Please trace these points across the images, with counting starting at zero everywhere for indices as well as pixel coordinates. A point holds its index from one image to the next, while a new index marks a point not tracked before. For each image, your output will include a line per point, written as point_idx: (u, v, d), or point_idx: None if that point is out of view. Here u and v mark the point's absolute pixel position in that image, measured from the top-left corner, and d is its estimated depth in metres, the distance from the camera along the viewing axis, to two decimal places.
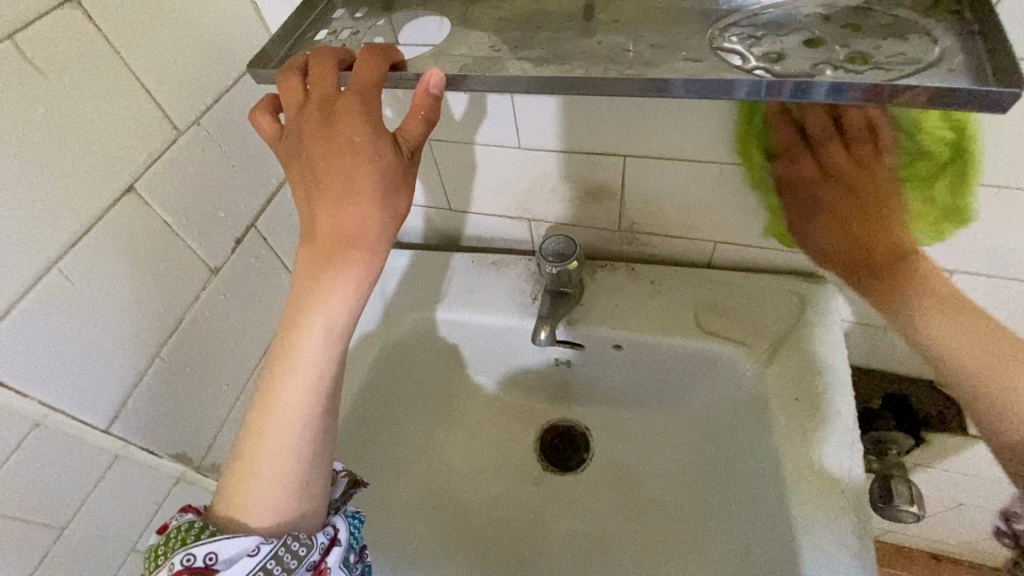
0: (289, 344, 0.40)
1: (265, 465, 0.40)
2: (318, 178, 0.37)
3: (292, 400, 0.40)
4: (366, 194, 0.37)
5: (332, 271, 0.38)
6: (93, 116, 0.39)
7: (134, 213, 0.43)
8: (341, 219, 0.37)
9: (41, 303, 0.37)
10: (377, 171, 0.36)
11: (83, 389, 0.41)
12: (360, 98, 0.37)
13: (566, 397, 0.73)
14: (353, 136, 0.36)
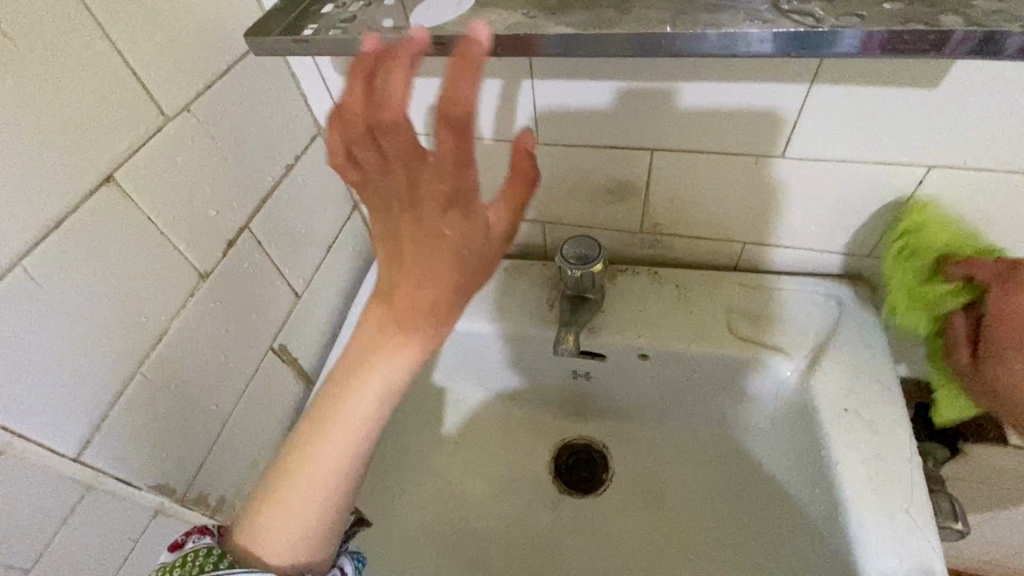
0: (342, 391, 0.35)
1: (292, 508, 0.35)
2: (396, 262, 0.31)
3: (332, 453, 0.35)
4: (448, 280, 0.31)
5: (397, 343, 0.33)
6: (68, 95, 0.34)
7: (115, 207, 0.37)
8: (417, 302, 0.32)
9: (3, 308, 0.32)
10: (467, 258, 0.30)
11: (54, 408, 0.35)
12: (454, 174, 0.27)
13: (583, 412, 0.68)
14: (445, 227, 0.29)
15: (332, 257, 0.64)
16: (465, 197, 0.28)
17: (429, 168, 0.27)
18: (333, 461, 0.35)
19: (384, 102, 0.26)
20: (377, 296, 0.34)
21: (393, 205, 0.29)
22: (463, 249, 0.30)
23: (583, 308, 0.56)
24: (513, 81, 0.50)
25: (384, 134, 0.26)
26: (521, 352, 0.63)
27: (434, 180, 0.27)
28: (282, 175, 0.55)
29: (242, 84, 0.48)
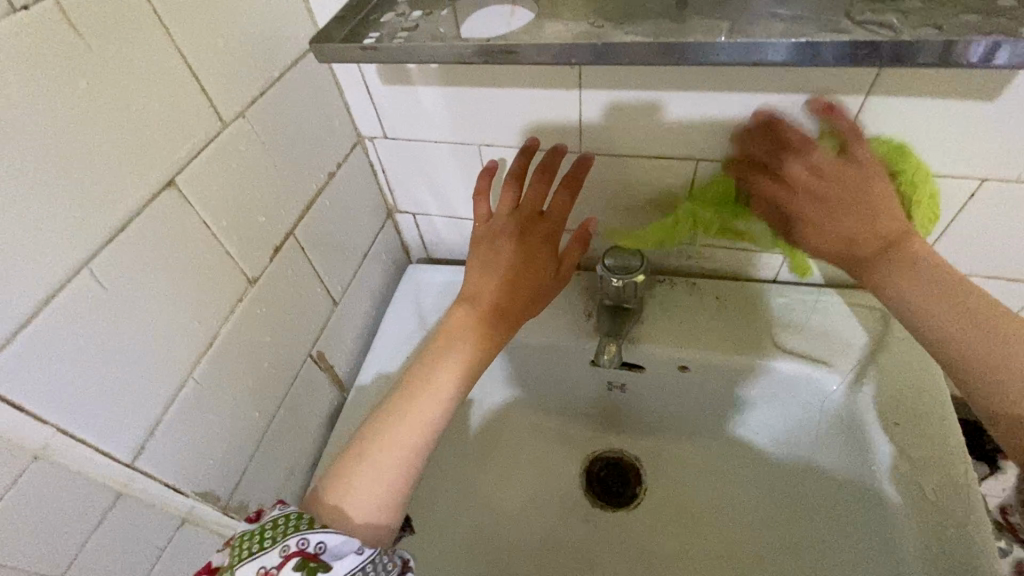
0: (429, 371, 0.47)
1: (377, 469, 0.43)
2: (497, 266, 0.51)
3: (407, 435, 0.44)
4: (526, 291, 0.50)
5: (476, 334, 0.48)
6: (137, 98, 0.34)
7: (175, 210, 0.37)
8: (497, 303, 0.50)
9: (72, 310, 0.31)
10: (541, 280, 0.51)
11: (110, 413, 0.35)
12: (555, 221, 0.51)
13: (615, 425, 0.68)
14: (538, 249, 0.51)
15: (368, 265, 0.64)
16: (553, 240, 0.52)
17: (537, 220, 0.51)
18: (409, 441, 0.44)
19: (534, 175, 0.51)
20: (465, 302, 0.50)
21: (510, 232, 0.51)
22: (541, 269, 0.51)
23: (624, 318, 0.56)
24: (559, 90, 0.50)
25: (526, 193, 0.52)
26: (555, 363, 0.63)
27: (542, 222, 0.51)
28: (324, 183, 0.55)
29: (291, 92, 0.48)
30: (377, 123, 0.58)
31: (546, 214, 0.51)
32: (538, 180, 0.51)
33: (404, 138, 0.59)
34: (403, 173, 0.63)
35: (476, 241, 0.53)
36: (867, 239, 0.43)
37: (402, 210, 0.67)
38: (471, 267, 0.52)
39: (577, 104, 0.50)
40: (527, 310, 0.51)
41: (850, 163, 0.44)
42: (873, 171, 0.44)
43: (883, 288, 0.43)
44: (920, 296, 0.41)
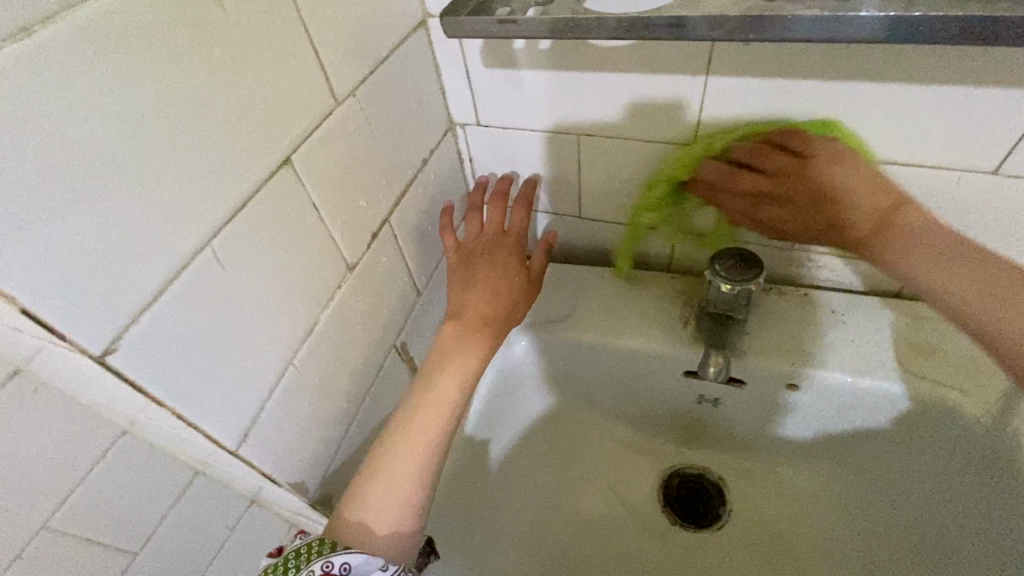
0: (428, 380, 0.47)
1: (393, 478, 0.42)
2: (476, 283, 0.53)
3: (415, 446, 0.44)
4: (507, 297, 0.53)
5: (471, 342, 0.50)
6: (261, 70, 0.32)
7: (290, 190, 0.36)
8: (484, 312, 0.51)
9: (193, 287, 0.30)
10: (519, 287, 0.54)
11: (219, 399, 0.33)
12: (519, 233, 0.56)
13: (698, 440, 0.64)
14: (511, 260, 0.55)
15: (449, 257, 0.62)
16: (521, 251, 0.56)
17: (503, 239, 0.55)
18: (420, 448, 0.44)
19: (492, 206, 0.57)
20: (450, 319, 0.52)
21: (483, 251, 0.54)
22: (517, 278, 0.54)
23: (731, 330, 0.51)
24: (684, 78, 0.45)
25: (489, 219, 0.57)
26: (642, 371, 0.59)
27: (508, 236, 0.56)
28: (418, 169, 0.53)
29: (396, 73, 0.46)
30: (470, 109, 0.55)
31: (511, 229, 0.56)
32: (497, 205, 0.57)
33: (498, 126, 0.56)
34: (491, 163, 0.60)
35: (450, 267, 0.55)
36: (860, 224, 0.40)
37: None
38: (451, 289, 0.54)
39: (635, 114, 0.49)
40: (512, 316, 0.53)
41: (820, 161, 0.42)
42: (847, 165, 0.41)
43: (886, 265, 0.40)
44: (970, 284, 0.36)
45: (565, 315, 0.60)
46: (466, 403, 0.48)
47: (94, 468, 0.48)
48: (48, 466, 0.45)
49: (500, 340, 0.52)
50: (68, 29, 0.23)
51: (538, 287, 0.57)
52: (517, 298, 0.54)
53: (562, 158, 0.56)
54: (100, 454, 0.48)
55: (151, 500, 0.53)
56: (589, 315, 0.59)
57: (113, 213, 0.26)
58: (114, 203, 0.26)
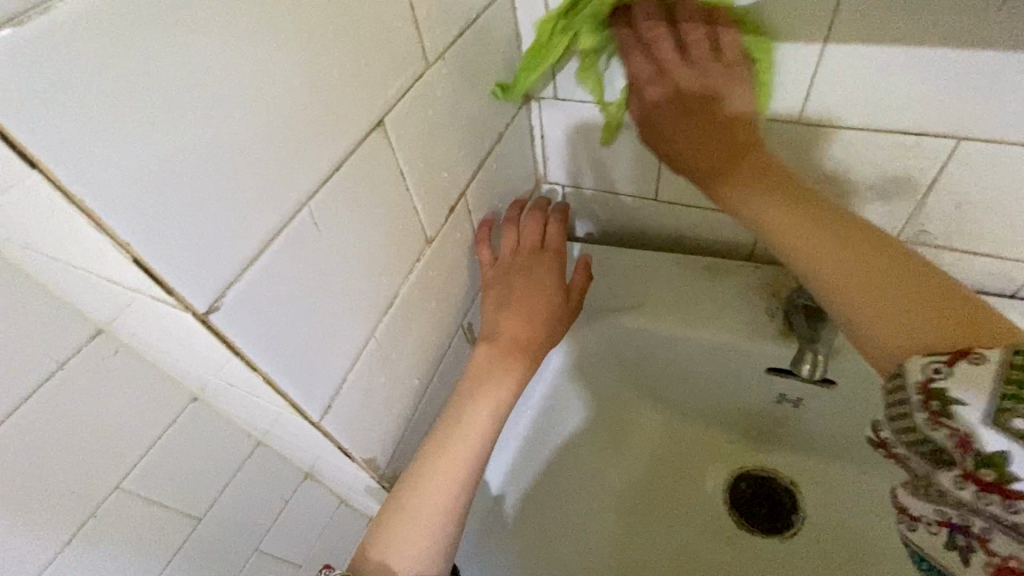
0: (461, 408, 0.43)
1: (416, 516, 0.39)
2: (513, 301, 0.48)
3: (441, 483, 0.40)
4: (543, 322, 0.48)
5: (505, 369, 0.45)
6: (361, 22, 0.30)
7: (381, 155, 0.34)
8: (519, 336, 0.47)
9: (290, 249, 0.28)
10: (557, 310, 0.50)
11: (305, 371, 0.32)
12: (559, 250, 0.52)
13: (772, 442, 0.60)
14: (549, 280, 0.50)
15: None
16: (560, 270, 0.51)
17: (542, 257, 0.51)
18: (446, 481, 0.40)
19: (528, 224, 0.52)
20: (484, 341, 0.47)
21: (520, 267, 0.50)
22: (555, 300, 0.50)
23: (827, 327, 0.47)
24: (799, 47, 0.41)
25: (527, 235, 0.52)
26: (717, 365, 0.56)
27: (548, 252, 0.51)
28: (494, 143, 0.50)
29: (482, 37, 0.44)
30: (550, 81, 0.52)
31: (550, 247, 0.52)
32: (536, 217, 0.53)
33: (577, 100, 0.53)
34: (564, 140, 0.57)
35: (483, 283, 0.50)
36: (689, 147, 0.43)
37: (551, 181, 0.62)
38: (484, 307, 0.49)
39: None
40: (548, 340, 0.49)
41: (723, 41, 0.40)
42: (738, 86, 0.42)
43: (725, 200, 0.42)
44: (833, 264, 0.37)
45: (638, 303, 0.57)
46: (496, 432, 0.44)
47: (165, 433, 0.48)
48: (124, 430, 0.45)
49: (535, 368, 0.48)
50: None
51: (575, 310, 0.52)
52: (554, 322, 0.49)
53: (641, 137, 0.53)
54: (172, 419, 0.48)
55: (214, 469, 0.53)
56: (662, 304, 0.56)
57: (224, 166, 0.24)
58: (225, 152, 0.24)
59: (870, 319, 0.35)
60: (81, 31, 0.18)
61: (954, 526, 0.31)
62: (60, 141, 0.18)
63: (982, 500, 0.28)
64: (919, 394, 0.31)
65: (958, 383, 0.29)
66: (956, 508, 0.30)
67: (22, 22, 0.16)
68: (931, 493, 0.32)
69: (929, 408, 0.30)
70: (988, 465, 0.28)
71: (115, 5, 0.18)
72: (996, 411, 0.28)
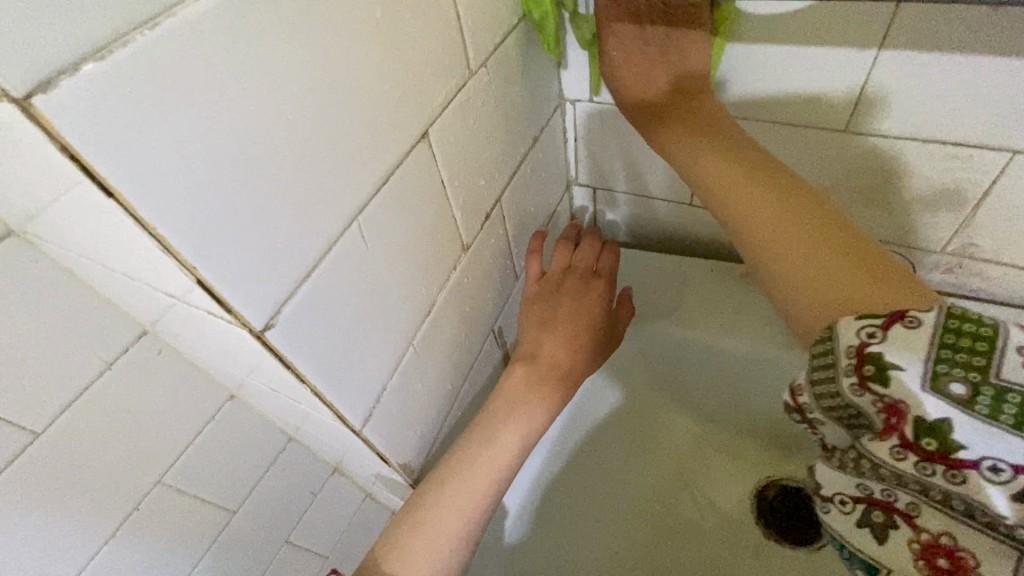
0: (494, 424, 0.44)
1: (439, 524, 0.40)
2: (559, 324, 0.50)
3: (469, 495, 0.41)
4: (584, 352, 0.50)
5: (539, 393, 0.47)
6: (410, 34, 0.30)
7: (424, 166, 0.34)
8: (559, 362, 0.49)
9: (339, 264, 0.29)
10: (598, 341, 0.51)
11: (348, 380, 0.32)
12: (609, 279, 0.53)
13: (802, 453, 0.60)
14: (594, 307, 0.52)
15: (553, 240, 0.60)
16: (606, 299, 0.53)
17: (591, 282, 0.53)
18: (469, 504, 0.41)
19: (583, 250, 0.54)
20: (523, 361, 0.49)
21: (569, 289, 0.52)
22: (597, 327, 0.51)
23: None
24: (849, 53, 0.40)
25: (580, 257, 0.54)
26: (749, 374, 0.55)
27: (598, 278, 0.53)
28: (528, 147, 0.50)
29: (522, 42, 0.43)
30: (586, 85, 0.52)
31: (600, 274, 0.53)
32: (592, 244, 0.55)
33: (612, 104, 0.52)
34: (599, 143, 0.56)
35: (531, 297, 0.52)
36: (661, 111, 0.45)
37: (583, 183, 0.61)
38: (526, 323, 0.51)
39: (781, 92, 0.44)
40: (586, 367, 0.51)
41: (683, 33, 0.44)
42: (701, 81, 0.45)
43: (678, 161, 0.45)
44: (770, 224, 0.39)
45: (669, 310, 0.56)
46: (522, 460, 0.45)
47: (204, 429, 0.49)
48: (165, 426, 0.46)
49: (567, 395, 0.49)
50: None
51: (613, 341, 0.54)
52: (594, 350, 0.51)
53: None
54: (210, 416, 0.49)
55: (248, 464, 0.54)
56: (694, 311, 0.56)
57: (281, 184, 0.24)
58: (282, 173, 0.24)
59: (797, 288, 0.38)
60: (154, 60, 0.18)
61: (879, 501, 0.31)
62: (134, 171, 0.18)
63: (924, 471, 0.28)
64: (850, 360, 0.31)
65: (892, 347, 0.30)
66: (887, 481, 0.30)
67: (102, 57, 0.16)
68: (860, 470, 0.32)
69: (864, 372, 0.30)
70: (931, 433, 0.28)
71: (187, 36, 0.19)
72: (930, 377, 0.28)
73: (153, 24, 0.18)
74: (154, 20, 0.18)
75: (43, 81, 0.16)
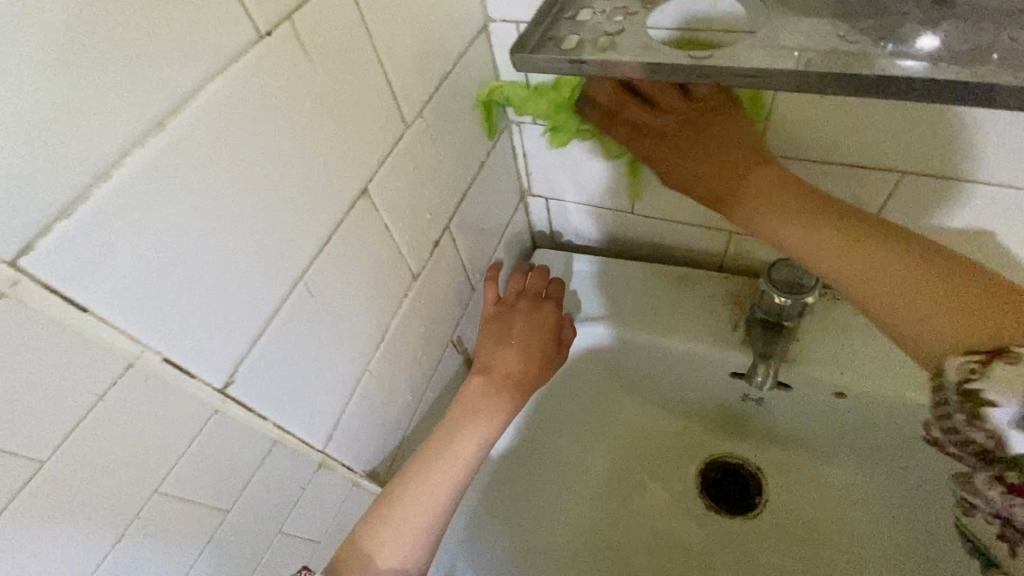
0: (454, 428, 0.49)
1: (406, 517, 0.44)
2: (512, 338, 0.55)
3: (432, 492, 0.46)
4: (536, 364, 0.55)
5: (496, 399, 0.51)
6: (342, 109, 0.34)
7: (366, 217, 0.38)
8: (513, 372, 0.53)
9: (291, 317, 0.33)
10: (549, 356, 0.56)
11: (311, 406, 0.38)
12: (558, 299, 0.58)
13: (740, 433, 0.66)
14: (545, 325, 0.57)
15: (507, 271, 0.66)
16: (557, 319, 0.58)
17: (540, 304, 0.58)
18: (433, 499, 0.45)
19: (533, 277, 0.60)
20: (480, 373, 0.53)
21: (521, 312, 0.56)
22: (548, 344, 0.56)
23: (783, 339, 0.51)
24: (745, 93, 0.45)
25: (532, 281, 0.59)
26: (688, 368, 0.61)
27: (547, 300, 0.58)
28: (475, 172, 0.54)
29: (458, 82, 0.47)
30: (529, 109, 0.55)
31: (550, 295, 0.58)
32: (543, 271, 0.61)
33: None
34: (545, 159, 0.61)
35: (488, 318, 0.57)
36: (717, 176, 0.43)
37: (535, 194, 0.66)
38: (484, 341, 0.55)
39: None
40: (537, 383, 0.55)
41: (670, 97, 0.43)
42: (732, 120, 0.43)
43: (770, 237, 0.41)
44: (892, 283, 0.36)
45: (614, 313, 0.62)
46: (481, 459, 0.49)
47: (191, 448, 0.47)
48: None
49: (523, 401, 0.54)
50: (202, 108, 0.25)
51: (563, 360, 0.58)
52: (545, 362, 0.55)
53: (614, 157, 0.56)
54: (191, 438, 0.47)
55: None
56: (636, 313, 0.61)
57: (229, 265, 0.29)
58: (230, 257, 0.28)
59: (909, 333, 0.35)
60: (111, 203, 0.23)
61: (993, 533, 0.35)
62: (96, 286, 0.23)
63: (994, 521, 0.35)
64: None
65: (993, 384, 0.30)
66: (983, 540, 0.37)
67: (69, 214, 0.22)
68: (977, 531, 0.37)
69: None
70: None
71: (135, 177, 0.23)
72: None
73: (108, 177, 0.22)
74: (108, 172, 0.22)
75: (24, 244, 0.21)
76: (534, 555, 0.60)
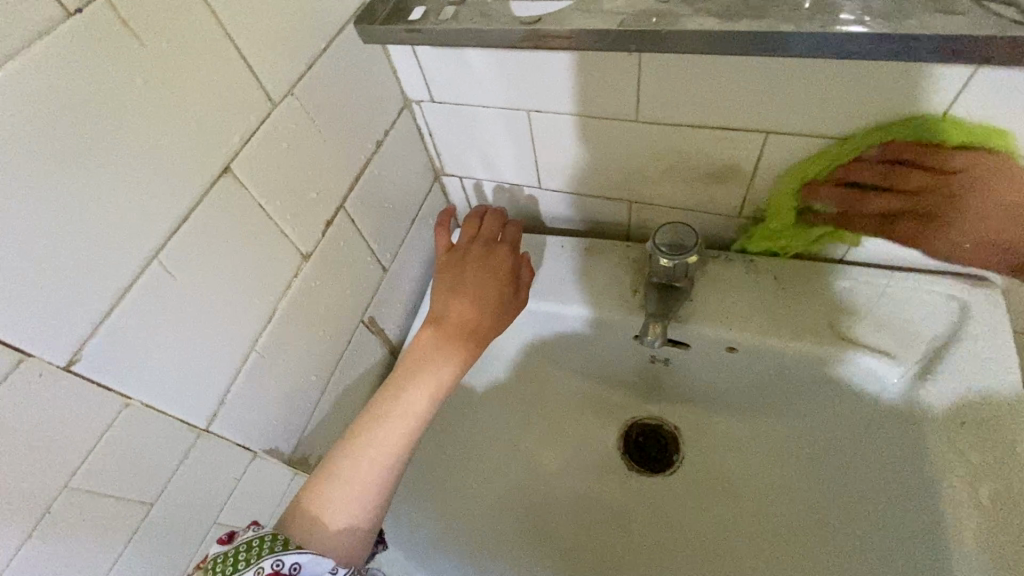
0: (403, 379, 0.50)
1: (353, 471, 0.45)
2: (466, 287, 0.56)
3: (382, 442, 0.46)
4: (492, 308, 0.56)
5: (447, 349, 0.52)
6: (186, 87, 0.34)
7: (231, 196, 0.39)
8: (467, 319, 0.54)
9: (145, 297, 0.35)
10: (506, 300, 0.57)
11: (189, 384, 0.39)
12: (511, 242, 0.59)
13: (657, 395, 0.68)
14: (500, 269, 0.58)
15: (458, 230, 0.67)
16: (511, 262, 0.58)
17: (494, 249, 0.59)
18: (381, 452, 0.46)
19: (489, 223, 0.61)
20: (432, 324, 0.54)
21: (471, 258, 0.58)
22: (504, 289, 0.57)
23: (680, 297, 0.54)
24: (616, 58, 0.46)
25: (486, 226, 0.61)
26: (599, 335, 0.63)
27: (500, 244, 0.59)
28: (372, 153, 0.55)
29: (339, 62, 0.47)
30: (424, 88, 0.56)
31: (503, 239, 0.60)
32: (496, 216, 0.62)
33: (451, 104, 0.57)
34: (451, 138, 0.61)
35: (442, 267, 0.59)
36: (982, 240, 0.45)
37: (448, 173, 0.66)
38: (436, 293, 0.57)
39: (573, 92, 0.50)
40: (493, 330, 0.56)
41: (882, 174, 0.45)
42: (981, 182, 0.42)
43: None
44: None
45: None
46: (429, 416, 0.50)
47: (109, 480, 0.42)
48: None
49: (477, 351, 0.54)
50: None
51: (524, 303, 0.59)
52: (501, 307, 0.56)
53: (510, 132, 0.57)
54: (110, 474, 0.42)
55: None
56: (547, 285, 0.63)
57: (60, 246, 0.30)
58: (59, 237, 0.30)
59: None
60: None
61: None
62: None
63: None
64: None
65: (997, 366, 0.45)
66: None
67: None
68: None
69: None
70: None
71: None
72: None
73: None
74: None
75: None
76: (457, 524, 0.61)
